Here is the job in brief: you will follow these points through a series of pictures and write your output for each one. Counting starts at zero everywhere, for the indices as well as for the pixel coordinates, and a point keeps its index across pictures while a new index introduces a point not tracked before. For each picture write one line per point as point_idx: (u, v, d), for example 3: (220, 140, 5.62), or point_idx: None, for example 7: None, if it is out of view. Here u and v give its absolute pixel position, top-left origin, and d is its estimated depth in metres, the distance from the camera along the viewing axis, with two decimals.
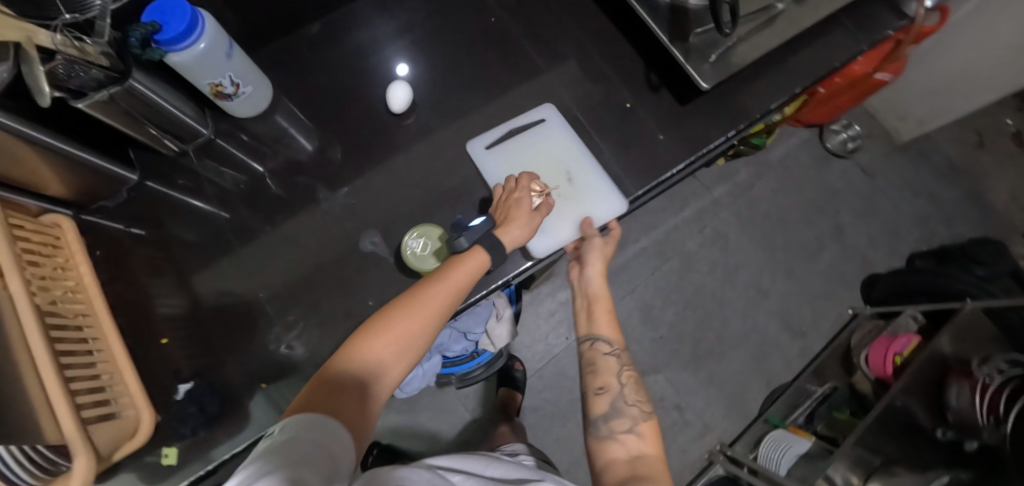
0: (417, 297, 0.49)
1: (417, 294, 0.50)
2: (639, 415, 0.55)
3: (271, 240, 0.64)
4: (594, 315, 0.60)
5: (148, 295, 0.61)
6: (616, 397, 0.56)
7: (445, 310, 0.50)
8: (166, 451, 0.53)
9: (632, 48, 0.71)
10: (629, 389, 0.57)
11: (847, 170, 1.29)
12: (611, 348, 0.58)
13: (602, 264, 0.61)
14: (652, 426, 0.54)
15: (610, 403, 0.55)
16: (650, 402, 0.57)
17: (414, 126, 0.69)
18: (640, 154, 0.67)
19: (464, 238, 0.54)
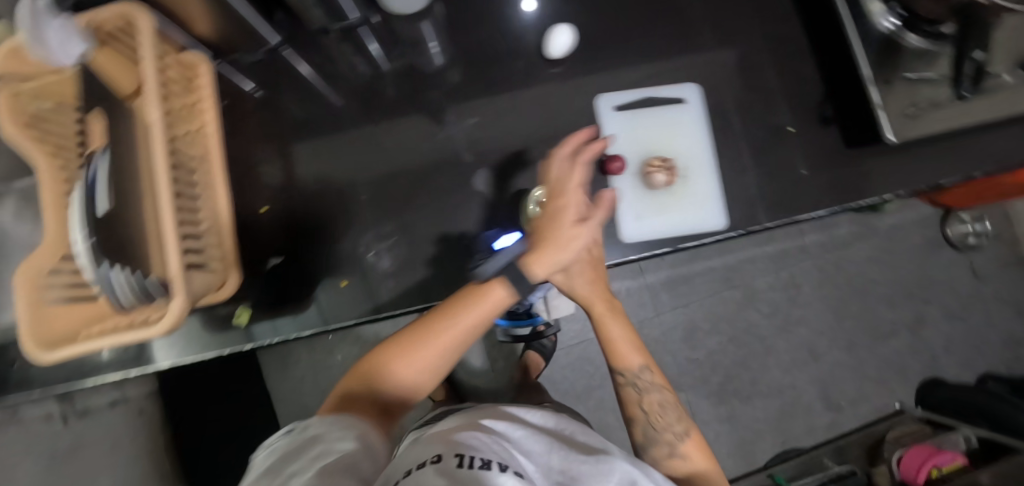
0: (429, 331, 0.49)
1: (434, 324, 0.49)
2: (677, 439, 0.55)
3: (371, 141, 0.61)
4: (617, 351, 0.58)
5: (258, 159, 0.61)
6: (646, 425, 0.57)
7: (464, 339, 0.49)
8: (240, 311, 0.56)
9: (819, 64, 0.63)
10: (658, 417, 0.56)
11: (956, 264, 1.18)
12: (634, 380, 0.58)
13: (586, 282, 0.55)
14: (695, 444, 0.56)
15: (643, 432, 0.57)
16: (684, 419, 0.57)
17: (569, 72, 0.60)
18: (788, 182, 0.59)
19: (487, 268, 0.49)
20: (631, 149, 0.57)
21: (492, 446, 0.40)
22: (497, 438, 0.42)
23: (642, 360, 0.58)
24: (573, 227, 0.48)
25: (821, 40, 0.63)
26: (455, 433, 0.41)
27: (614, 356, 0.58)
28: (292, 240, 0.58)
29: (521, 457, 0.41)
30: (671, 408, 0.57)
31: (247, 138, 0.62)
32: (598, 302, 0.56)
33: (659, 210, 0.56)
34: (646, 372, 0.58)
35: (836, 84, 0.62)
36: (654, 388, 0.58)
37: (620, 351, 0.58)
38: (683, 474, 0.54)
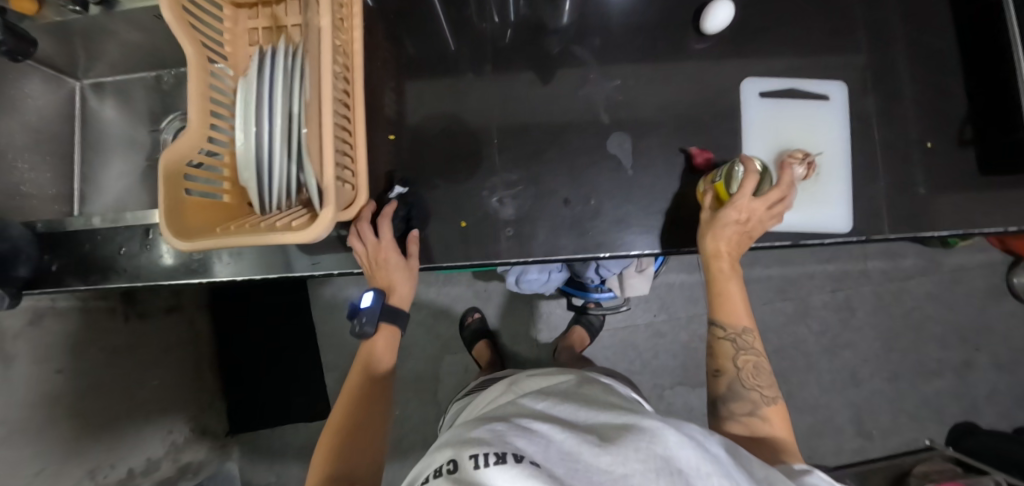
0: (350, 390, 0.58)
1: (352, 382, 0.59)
2: (762, 400, 0.53)
3: (504, 87, 0.60)
4: (723, 301, 0.56)
5: (389, 89, 0.61)
6: (733, 380, 0.55)
7: (378, 380, 0.59)
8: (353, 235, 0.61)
9: (969, 83, 0.61)
10: (750, 377, 0.54)
11: (1015, 315, 1.16)
12: (727, 333, 0.56)
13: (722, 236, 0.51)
14: (779, 410, 0.53)
15: (729, 385, 0.55)
16: (774, 386, 0.54)
17: (717, 50, 0.59)
18: (917, 198, 0.58)
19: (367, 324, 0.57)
20: (770, 137, 0.57)
21: (510, 433, 0.34)
22: (515, 425, 0.36)
23: (744, 321, 0.56)
24: (402, 268, 0.55)
25: (978, 58, 0.61)
26: (469, 431, 0.36)
27: (722, 310, 0.56)
28: (414, 175, 0.59)
29: (542, 428, 0.35)
30: (763, 375, 0.55)
31: (381, 66, 0.62)
32: (723, 260, 0.53)
33: (787, 203, 0.56)
34: (746, 333, 0.56)
35: (986, 106, 0.60)
36: (744, 344, 0.55)
37: (729, 308, 0.56)
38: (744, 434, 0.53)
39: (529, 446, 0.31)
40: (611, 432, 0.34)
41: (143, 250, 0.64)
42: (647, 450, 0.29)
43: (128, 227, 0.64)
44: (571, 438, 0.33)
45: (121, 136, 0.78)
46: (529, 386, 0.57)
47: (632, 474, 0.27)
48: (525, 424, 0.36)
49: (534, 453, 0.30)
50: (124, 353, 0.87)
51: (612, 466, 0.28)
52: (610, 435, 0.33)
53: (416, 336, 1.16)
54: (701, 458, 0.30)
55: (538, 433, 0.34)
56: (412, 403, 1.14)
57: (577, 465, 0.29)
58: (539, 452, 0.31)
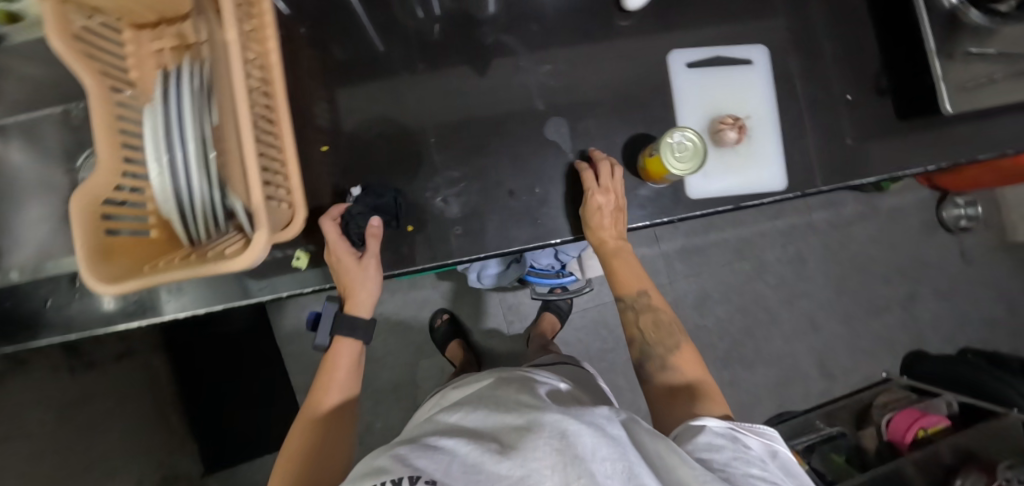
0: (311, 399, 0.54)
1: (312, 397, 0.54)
2: (666, 351, 0.54)
3: (434, 83, 0.59)
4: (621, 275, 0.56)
5: (315, 98, 0.59)
6: (643, 343, 0.56)
7: (341, 389, 0.56)
8: (300, 253, 0.57)
9: (877, 34, 0.64)
10: (653, 332, 0.55)
11: (947, 246, 1.25)
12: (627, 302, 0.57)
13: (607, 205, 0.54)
14: (691, 354, 0.54)
15: (639, 349, 0.56)
16: (676, 334, 0.55)
17: (641, 26, 0.60)
18: (842, 150, 0.61)
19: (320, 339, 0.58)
20: (702, 106, 0.58)
21: (401, 455, 0.32)
22: (420, 444, 0.34)
23: (640, 286, 0.57)
24: (354, 266, 0.52)
25: (885, 9, 0.64)
26: (371, 459, 0.34)
27: (618, 285, 0.57)
28: (356, 184, 0.57)
29: (447, 443, 0.34)
30: (666, 323, 0.56)
31: (305, 74, 0.59)
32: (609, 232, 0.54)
33: (724, 168, 0.58)
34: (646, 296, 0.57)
35: (896, 55, 0.64)
36: (650, 304, 0.56)
37: (625, 280, 0.57)
38: (663, 386, 0.53)
39: (429, 467, 0.30)
40: (514, 433, 0.34)
41: (71, 299, 0.59)
42: (544, 447, 0.30)
43: (51, 276, 0.60)
44: (473, 449, 0.32)
45: (37, 180, 0.70)
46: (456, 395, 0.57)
47: (528, 476, 0.28)
48: (431, 443, 0.34)
49: (433, 473, 0.29)
50: (74, 409, 0.82)
51: (509, 471, 0.28)
52: (514, 437, 0.33)
53: (388, 345, 1.14)
54: (601, 442, 0.31)
55: (442, 449, 0.33)
56: (393, 412, 1.13)
57: (476, 478, 0.29)
58: (439, 471, 0.30)
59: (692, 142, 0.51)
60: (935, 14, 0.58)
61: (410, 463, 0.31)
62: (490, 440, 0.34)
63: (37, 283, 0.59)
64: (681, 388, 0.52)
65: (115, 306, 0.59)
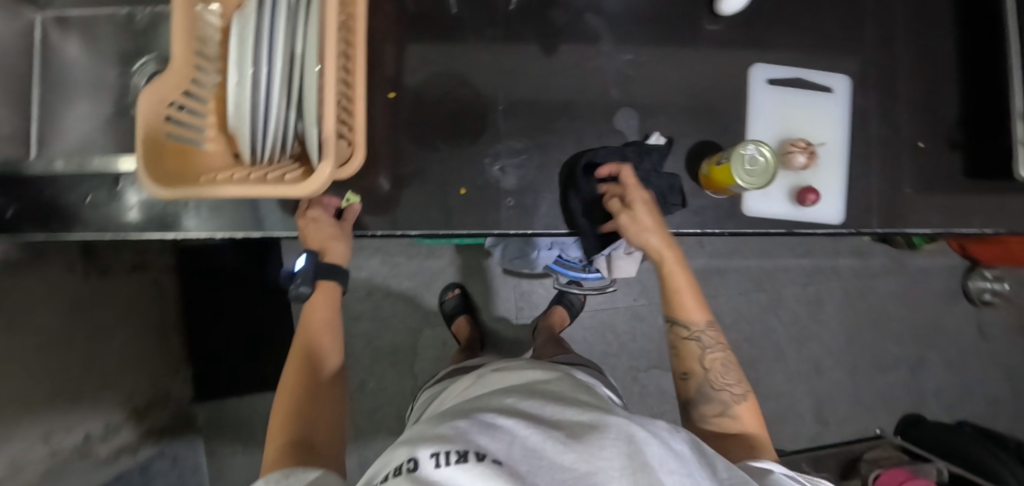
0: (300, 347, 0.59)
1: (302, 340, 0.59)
2: (732, 400, 0.54)
3: (510, 50, 0.58)
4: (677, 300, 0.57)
5: (388, 44, 0.58)
6: (702, 381, 0.55)
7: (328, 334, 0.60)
8: (350, 196, 0.55)
9: (962, 85, 0.62)
10: (719, 374, 0.55)
11: (965, 316, 1.25)
12: (693, 333, 0.56)
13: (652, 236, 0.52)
14: (748, 408, 0.54)
15: (698, 387, 0.56)
16: (743, 382, 0.56)
17: (729, 33, 0.59)
18: (903, 196, 0.60)
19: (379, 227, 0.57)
20: (773, 125, 0.57)
21: (452, 428, 0.31)
22: (476, 420, 0.33)
23: (710, 320, 0.57)
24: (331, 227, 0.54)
25: (978, 62, 0.62)
26: (433, 428, 0.33)
27: (682, 312, 0.57)
28: (413, 139, 0.56)
29: (507, 424, 0.33)
30: (732, 367, 0.56)
31: (384, 21, 0.58)
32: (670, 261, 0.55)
33: (785, 191, 0.57)
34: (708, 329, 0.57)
35: (977, 110, 0.62)
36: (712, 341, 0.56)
37: (686, 307, 0.57)
38: (724, 433, 0.54)
39: (491, 445, 0.29)
40: (579, 428, 0.33)
41: (111, 199, 0.59)
42: (614, 447, 0.28)
43: (96, 173, 0.59)
44: (537, 433, 0.31)
45: (88, 76, 0.70)
46: (501, 378, 0.49)
47: (598, 470, 0.26)
48: (488, 420, 0.33)
49: (496, 452, 0.28)
50: (82, 308, 0.82)
51: (576, 464, 0.26)
52: (578, 431, 0.32)
53: (394, 309, 1.14)
54: (668, 454, 0.30)
55: (502, 430, 0.31)
56: (388, 375, 1.14)
57: (539, 463, 0.27)
58: (502, 449, 0.29)
59: (764, 159, 0.50)
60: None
61: (469, 438, 0.29)
62: (550, 427, 0.33)
63: (82, 177, 0.59)
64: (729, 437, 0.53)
65: (139, 218, 0.59)
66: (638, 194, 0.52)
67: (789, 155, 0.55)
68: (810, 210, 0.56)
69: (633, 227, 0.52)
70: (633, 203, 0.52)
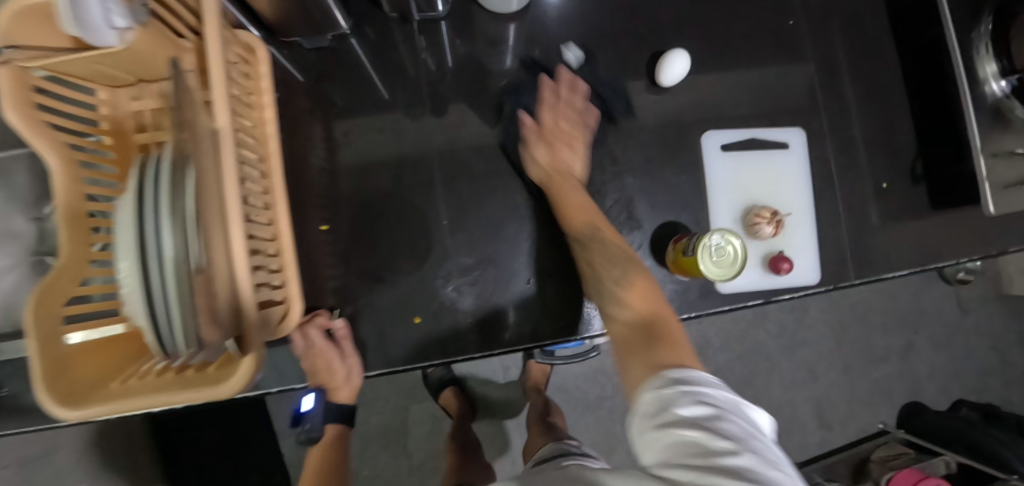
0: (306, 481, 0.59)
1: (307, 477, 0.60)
2: (621, 284, 0.45)
3: (451, 158, 0.55)
4: (560, 196, 0.51)
5: (314, 168, 0.54)
6: (596, 282, 0.48)
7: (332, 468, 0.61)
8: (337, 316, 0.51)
9: (913, 116, 0.61)
10: (604, 266, 0.47)
11: (946, 296, 1.26)
12: (584, 228, 0.50)
13: (544, 149, 0.53)
14: (648, 288, 0.45)
15: (595, 290, 0.47)
16: (633, 262, 0.47)
17: (670, 107, 0.58)
18: (873, 241, 0.58)
19: (372, 369, 0.51)
20: (731, 193, 0.56)
21: None
22: None
23: (590, 220, 0.50)
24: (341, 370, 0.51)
25: (923, 90, 0.62)
26: None
27: (567, 218, 0.51)
28: (356, 268, 0.52)
29: None
30: (622, 259, 0.47)
31: (308, 144, 0.54)
32: (555, 173, 0.52)
33: (755, 261, 0.54)
34: (596, 230, 0.50)
35: (931, 140, 0.61)
36: (595, 225, 0.50)
37: (570, 214, 0.51)
38: (628, 327, 0.42)
39: None
40: None
41: (30, 388, 0.52)
42: None
43: (7, 360, 0.52)
44: None
45: None
46: None
47: None
48: None
49: None
50: None
51: None
52: None
53: (378, 391, 1.09)
54: None
55: None
56: (381, 460, 1.08)
57: None
58: None
59: (732, 249, 0.47)
60: (980, 105, 0.55)
61: None
62: None
63: None
64: (636, 330, 0.42)
65: None
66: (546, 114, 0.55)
67: (753, 225, 0.53)
68: (782, 281, 0.54)
69: (540, 146, 0.53)
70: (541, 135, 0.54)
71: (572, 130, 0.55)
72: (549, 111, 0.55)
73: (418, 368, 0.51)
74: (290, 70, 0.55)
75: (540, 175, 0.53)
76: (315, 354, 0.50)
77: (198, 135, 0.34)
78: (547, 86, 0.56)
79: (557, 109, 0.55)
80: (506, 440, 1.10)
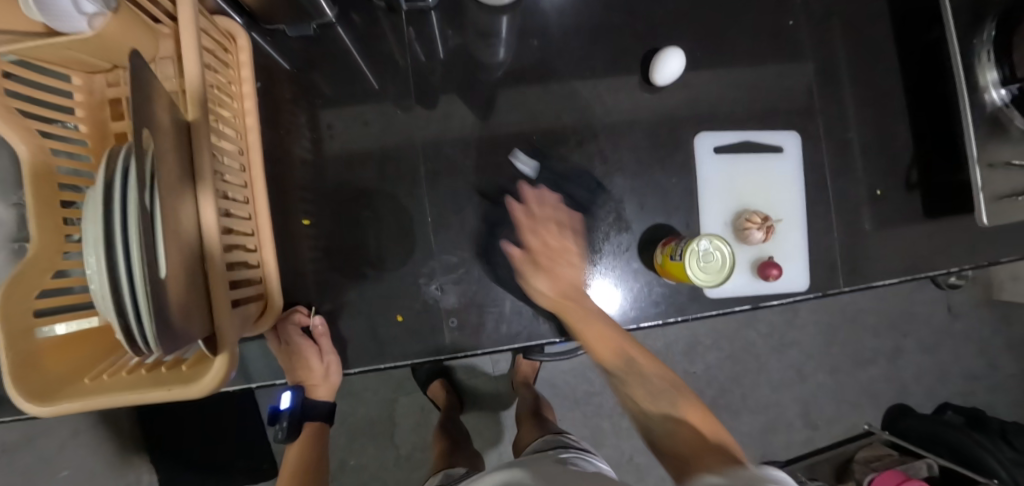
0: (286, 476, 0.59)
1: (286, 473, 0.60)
2: (671, 407, 0.46)
3: (438, 153, 0.54)
4: (572, 319, 0.47)
5: (298, 161, 0.53)
6: (645, 401, 0.47)
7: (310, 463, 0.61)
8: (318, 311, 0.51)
9: (910, 122, 0.60)
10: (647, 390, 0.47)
11: (936, 300, 1.26)
12: (613, 354, 0.48)
13: (546, 280, 0.49)
14: (690, 403, 0.46)
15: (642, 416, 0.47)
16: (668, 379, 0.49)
17: (664, 107, 0.56)
18: (864, 247, 0.58)
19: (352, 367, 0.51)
20: (723, 197, 0.55)
21: None
22: None
23: (620, 350, 0.48)
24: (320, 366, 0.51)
25: (921, 96, 0.61)
26: None
27: (597, 356, 0.48)
28: (339, 264, 0.52)
29: None
30: (658, 386, 0.48)
31: (292, 136, 0.53)
32: (571, 309, 0.48)
33: (744, 266, 0.54)
34: (632, 359, 0.49)
35: (926, 146, 0.60)
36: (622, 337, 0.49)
37: (597, 346, 0.48)
38: (681, 444, 0.42)
39: None
40: None
41: None
42: None
43: None
44: None
45: None
46: None
47: None
48: None
49: None
50: None
51: None
52: None
53: (367, 383, 1.09)
54: None
55: None
56: (369, 450, 1.08)
57: None
58: None
59: (720, 255, 0.46)
60: (977, 113, 0.54)
61: None
62: None
63: None
64: (687, 432, 0.43)
65: None
66: (553, 238, 0.50)
67: (745, 230, 0.53)
68: (770, 286, 0.54)
69: (545, 279, 0.49)
70: (539, 261, 0.49)
71: (564, 241, 0.50)
72: (530, 227, 0.51)
73: (400, 366, 0.51)
74: (274, 58, 0.53)
75: (548, 304, 0.49)
76: (294, 351, 0.51)
77: (168, 127, 0.33)
78: (530, 202, 0.52)
79: (540, 230, 0.50)
80: (494, 434, 1.11)
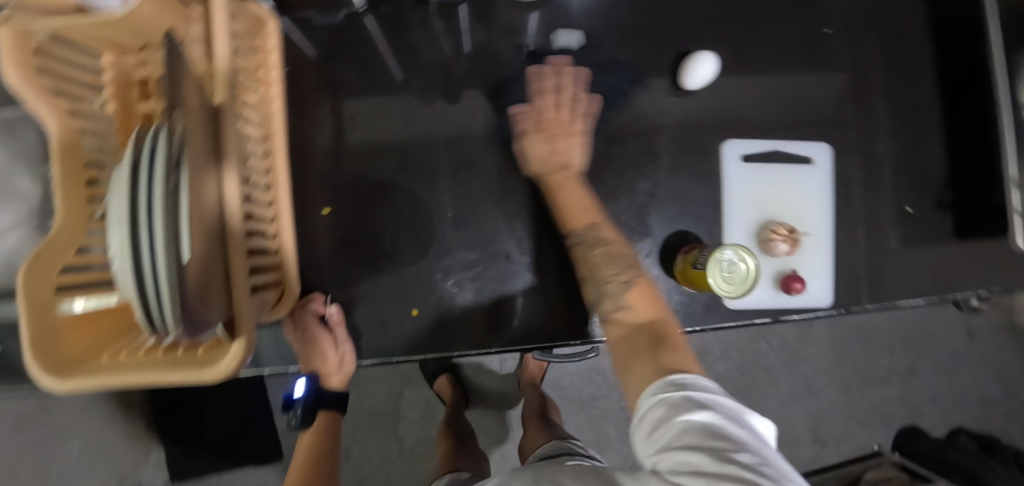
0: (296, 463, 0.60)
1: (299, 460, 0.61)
2: (622, 289, 0.44)
3: (460, 148, 0.54)
4: (559, 189, 0.50)
5: (320, 149, 0.52)
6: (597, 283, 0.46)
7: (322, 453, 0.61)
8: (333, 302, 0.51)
9: (946, 138, 0.58)
10: (604, 267, 0.46)
11: (955, 322, 1.23)
12: (582, 232, 0.48)
13: (544, 145, 0.51)
14: (645, 294, 0.43)
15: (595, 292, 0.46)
16: (634, 267, 0.45)
17: (693, 111, 0.55)
18: (892, 265, 0.56)
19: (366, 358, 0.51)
20: (749, 206, 0.54)
21: None
22: None
23: (590, 218, 0.48)
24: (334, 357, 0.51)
25: (958, 112, 0.59)
26: None
27: (566, 221, 0.49)
28: (356, 255, 0.51)
29: None
30: (622, 260, 0.45)
31: (316, 124, 0.53)
32: (556, 172, 0.50)
33: (766, 279, 0.53)
34: (597, 230, 0.48)
35: (962, 165, 0.58)
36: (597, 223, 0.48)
37: (570, 214, 0.49)
38: (627, 332, 0.40)
39: None
40: None
41: None
42: None
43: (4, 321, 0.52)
44: None
45: None
46: None
47: None
48: None
49: None
50: None
51: None
52: None
53: (374, 373, 1.09)
54: None
55: None
56: (372, 440, 1.09)
57: None
58: None
59: (746, 266, 0.45)
60: None
61: None
62: None
63: None
64: (637, 332, 0.40)
65: None
66: (563, 115, 0.52)
67: (771, 242, 0.52)
68: (792, 300, 0.52)
69: (542, 142, 0.51)
70: (543, 126, 0.52)
71: (571, 120, 0.52)
72: (542, 99, 0.52)
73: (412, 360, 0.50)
74: (300, 45, 0.53)
75: (538, 168, 0.51)
76: (308, 340, 0.50)
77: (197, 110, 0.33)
78: (553, 68, 0.53)
79: (542, 103, 0.52)
80: (497, 431, 1.11)
